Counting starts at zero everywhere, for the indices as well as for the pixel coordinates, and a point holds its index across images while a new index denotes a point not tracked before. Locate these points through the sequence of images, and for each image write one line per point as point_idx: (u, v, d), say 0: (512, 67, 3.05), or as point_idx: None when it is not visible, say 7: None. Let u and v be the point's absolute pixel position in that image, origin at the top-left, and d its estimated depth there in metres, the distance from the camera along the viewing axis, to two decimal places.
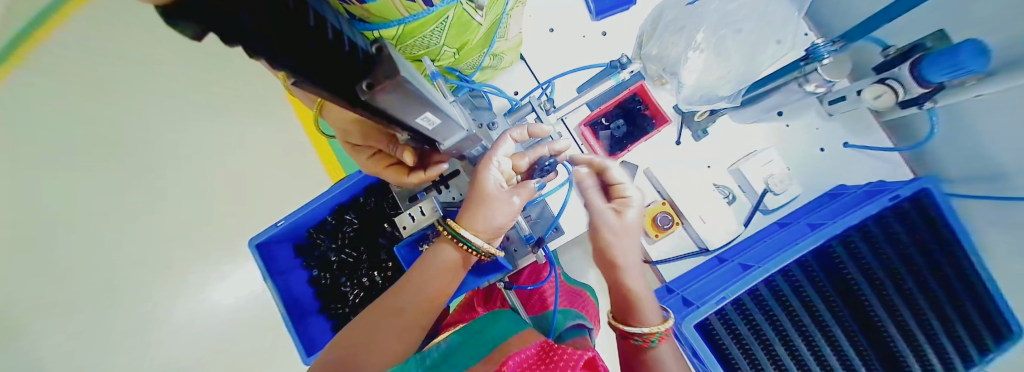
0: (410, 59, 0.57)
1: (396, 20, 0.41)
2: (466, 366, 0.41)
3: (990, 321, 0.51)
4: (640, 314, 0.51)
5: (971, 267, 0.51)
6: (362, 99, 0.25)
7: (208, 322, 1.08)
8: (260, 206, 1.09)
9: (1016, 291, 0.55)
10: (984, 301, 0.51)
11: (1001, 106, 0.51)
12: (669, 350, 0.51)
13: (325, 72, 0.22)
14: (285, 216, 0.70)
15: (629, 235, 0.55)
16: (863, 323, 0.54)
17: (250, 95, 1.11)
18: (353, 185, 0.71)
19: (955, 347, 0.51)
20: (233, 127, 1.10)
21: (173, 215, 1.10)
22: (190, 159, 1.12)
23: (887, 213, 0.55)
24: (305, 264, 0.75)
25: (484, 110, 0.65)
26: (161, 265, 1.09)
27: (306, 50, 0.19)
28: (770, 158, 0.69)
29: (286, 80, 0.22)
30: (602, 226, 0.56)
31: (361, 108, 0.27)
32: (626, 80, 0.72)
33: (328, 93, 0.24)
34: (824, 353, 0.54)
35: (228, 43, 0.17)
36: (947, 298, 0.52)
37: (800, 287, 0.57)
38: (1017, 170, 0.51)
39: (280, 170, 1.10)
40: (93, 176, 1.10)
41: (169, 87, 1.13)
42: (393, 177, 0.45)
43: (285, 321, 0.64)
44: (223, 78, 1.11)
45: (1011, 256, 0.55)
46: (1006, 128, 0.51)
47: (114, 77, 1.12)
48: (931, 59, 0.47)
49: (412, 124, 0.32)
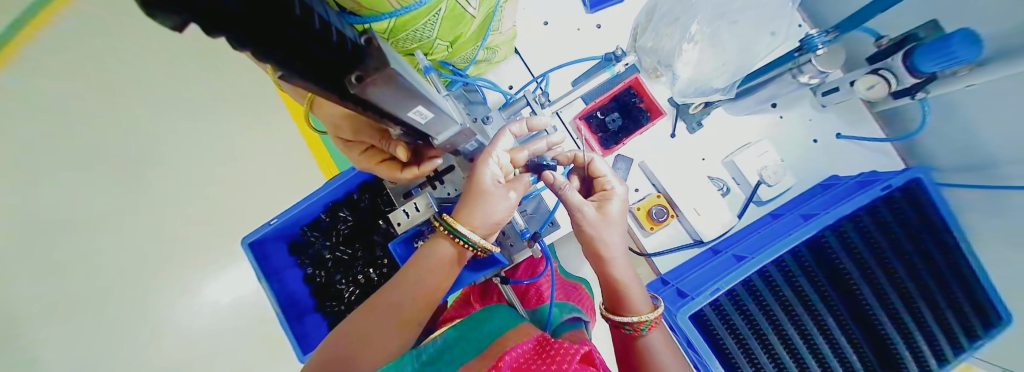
0: (403, 52, 0.56)
1: (389, 12, 0.40)
2: (462, 362, 0.41)
3: (979, 308, 0.51)
4: (628, 303, 0.52)
5: (961, 254, 0.52)
6: (353, 93, 0.24)
7: (202, 322, 1.07)
8: (252, 205, 1.07)
9: (1004, 277, 0.56)
10: (974, 289, 0.51)
11: (991, 96, 0.51)
12: (660, 337, 0.52)
13: (314, 64, 0.21)
14: (279, 214, 0.69)
15: (613, 228, 0.53)
16: (854, 311, 0.55)
17: (239, 91, 1.09)
18: (346, 183, 0.70)
19: (944, 334, 0.52)
20: (224, 124, 1.08)
21: (163, 215, 1.08)
22: (179, 158, 1.09)
23: (879, 203, 0.55)
24: (299, 263, 0.74)
25: (478, 104, 0.64)
26: (155, 265, 1.07)
27: (293, 42, 0.19)
28: (763, 150, 0.69)
29: (273, 73, 0.21)
30: (583, 221, 0.53)
31: (352, 101, 0.27)
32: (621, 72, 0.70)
33: (318, 86, 0.23)
34: (817, 342, 0.54)
35: (213, 35, 0.16)
36: (937, 285, 0.53)
37: (792, 278, 0.57)
38: (1007, 159, 0.52)
39: (273, 167, 1.08)
40: (81, 176, 1.07)
41: (155, 84, 1.10)
42: (386, 172, 0.45)
43: (279, 321, 0.63)
44: (211, 74, 1.09)
45: (999, 244, 0.56)
46: (997, 117, 0.51)
47: (98, 73, 1.09)
48: (923, 49, 0.48)
49: (404, 118, 0.31)
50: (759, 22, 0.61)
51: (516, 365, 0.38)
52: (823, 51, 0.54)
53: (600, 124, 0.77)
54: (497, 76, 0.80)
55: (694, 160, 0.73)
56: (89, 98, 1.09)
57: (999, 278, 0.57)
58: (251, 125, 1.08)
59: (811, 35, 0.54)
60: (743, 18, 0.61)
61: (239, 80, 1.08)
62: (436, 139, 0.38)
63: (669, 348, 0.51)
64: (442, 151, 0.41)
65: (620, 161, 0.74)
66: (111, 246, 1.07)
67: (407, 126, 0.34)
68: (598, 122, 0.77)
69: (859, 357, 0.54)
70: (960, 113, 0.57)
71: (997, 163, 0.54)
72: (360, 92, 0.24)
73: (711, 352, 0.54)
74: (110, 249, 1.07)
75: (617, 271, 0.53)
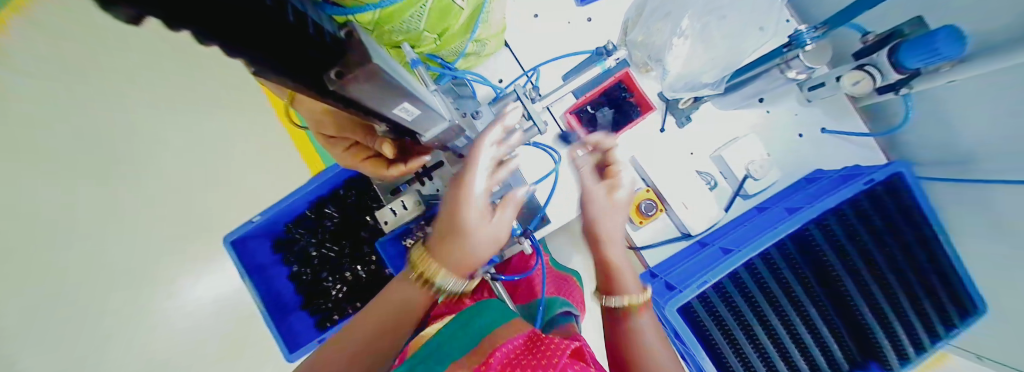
0: (389, 45, 0.54)
1: (373, 3, 0.38)
2: (451, 360, 0.40)
3: (956, 298, 0.53)
4: (620, 284, 0.53)
5: (939, 244, 0.54)
6: (332, 90, 0.23)
7: (186, 323, 1.04)
8: (235, 202, 1.04)
9: (982, 267, 0.58)
10: (950, 280, 0.53)
11: (970, 93, 0.52)
12: (650, 322, 0.51)
13: (292, 60, 0.20)
14: (262, 211, 0.67)
15: (618, 213, 0.53)
16: (835, 301, 0.57)
17: (218, 85, 1.05)
18: (330, 180, 0.67)
19: (922, 323, 0.54)
20: (203, 119, 1.05)
21: (142, 213, 1.05)
22: (157, 154, 1.05)
23: (861, 197, 0.56)
24: (284, 260, 0.73)
25: (467, 99, 0.63)
26: (136, 264, 1.04)
27: (267, 37, 0.18)
28: (750, 145, 0.70)
29: (247, 69, 0.20)
30: (591, 203, 0.53)
31: (334, 98, 0.26)
32: (612, 68, 0.70)
33: (296, 83, 0.22)
34: (800, 333, 0.56)
35: (180, 31, 0.14)
36: (915, 276, 0.55)
37: (777, 269, 0.58)
38: (984, 155, 0.54)
39: (256, 163, 1.05)
40: (60, 173, 1.04)
41: (129, 78, 1.05)
42: (371, 169, 0.44)
43: (264, 319, 0.62)
44: (189, 68, 1.05)
45: (977, 236, 0.58)
46: (975, 114, 0.53)
47: (67, 66, 1.04)
48: (908, 45, 0.48)
49: (389, 115, 0.30)
50: (745, 17, 0.60)
51: (505, 362, 0.38)
52: (811, 48, 0.55)
53: (590, 118, 0.77)
54: (487, 69, 0.78)
55: (683, 154, 0.74)
56: (61, 93, 1.05)
57: (978, 269, 0.59)
58: (233, 120, 1.05)
59: (800, 31, 0.54)
60: (731, 10, 0.61)
61: (219, 72, 1.04)
62: (425, 137, 0.37)
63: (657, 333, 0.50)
64: (429, 147, 0.40)
65: None
66: (90, 246, 1.04)
67: (391, 123, 0.33)
68: (589, 116, 0.77)
69: (840, 345, 0.56)
70: (941, 108, 0.58)
71: (975, 157, 0.55)
72: (341, 89, 0.23)
73: (699, 343, 0.55)
74: (89, 249, 1.04)
75: (612, 255, 0.53)
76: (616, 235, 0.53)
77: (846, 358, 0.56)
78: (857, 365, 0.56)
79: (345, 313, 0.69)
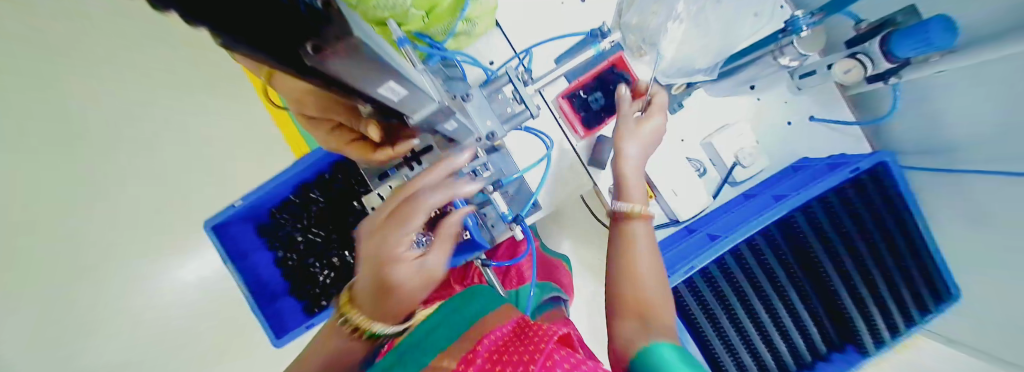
0: (374, 22, 0.52)
1: None
2: (441, 348, 0.40)
3: (931, 283, 0.56)
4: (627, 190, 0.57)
5: (917, 230, 0.55)
6: (310, 65, 0.21)
7: (164, 314, 1.00)
8: (213, 188, 1.00)
9: (960, 251, 0.61)
10: (928, 267, 0.56)
11: (955, 84, 0.54)
12: (644, 231, 0.54)
13: (268, 33, 0.18)
14: (243, 196, 0.65)
15: (641, 136, 0.60)
16: (817, 286, 0.59)
17: (192, 64, 0.99)
18: (314, 163, 0.65)
19: (897, 307, 0.57)
20: (174, 100, 0.98)
21: (108, 201, 0.98)
22: (121, 138, 0.98)
23: (847, 186, 0.58)
24: (269, 244, 0.70)
25: (458, 81, 0.61)
26: (79, 257, 0.91)
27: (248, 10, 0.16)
28: (740, 132, 0.71)
29: (217, 41, 0.19)
30: (623, 125, 0.62)
31: (310, 74, 0.24)
32: (606, 51, 0.69)
33: (270, 57, 0.20)
34: (782, 317, 0.59)
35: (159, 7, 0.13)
36: (895, 263, 0.57)
37: (761, 255, 0.60)
38: (964, 145, 0.55)
39: (235, 147, 1.00)
40: None
41: (84, 54, 0.96)
42: (356, 151, 0.42)
43: (250, 305, 0.62)
44: (153, 44, 0.97)
45: (956, 222, 0.60)
46: (958, 105, 0.54)
47: None
48: (901, 34, 0.48)
49: (373, 95, 0.28)
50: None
51: (492, 350, 0.38)
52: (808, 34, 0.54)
53: (582, 103, 0.72)
54: (477, 51, 0.76)
55: (674, 142, 0.74)
56: None
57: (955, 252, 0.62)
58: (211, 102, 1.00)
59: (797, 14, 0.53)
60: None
61: (194, 50, 0.99)
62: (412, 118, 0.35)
63: (650, 244, 0.52)
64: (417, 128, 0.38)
65: (602, 141, 0.73)
66: None
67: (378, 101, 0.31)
68: (581, 101, 0.72)
69: (820, 329, 0.59)
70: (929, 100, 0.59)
71: (957, 147, 0.56)
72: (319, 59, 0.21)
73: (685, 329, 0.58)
74: None
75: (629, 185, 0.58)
76: (635, 168, 0.59)
77: (824, 340, 0.59)
78: (834, 346, 0.59)
79: (333, 299, 0.69)
